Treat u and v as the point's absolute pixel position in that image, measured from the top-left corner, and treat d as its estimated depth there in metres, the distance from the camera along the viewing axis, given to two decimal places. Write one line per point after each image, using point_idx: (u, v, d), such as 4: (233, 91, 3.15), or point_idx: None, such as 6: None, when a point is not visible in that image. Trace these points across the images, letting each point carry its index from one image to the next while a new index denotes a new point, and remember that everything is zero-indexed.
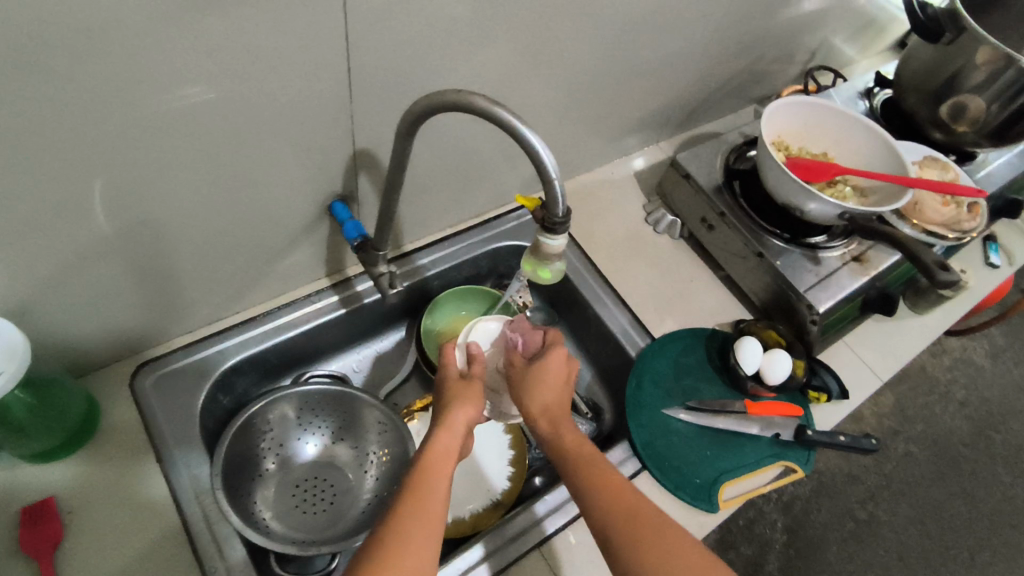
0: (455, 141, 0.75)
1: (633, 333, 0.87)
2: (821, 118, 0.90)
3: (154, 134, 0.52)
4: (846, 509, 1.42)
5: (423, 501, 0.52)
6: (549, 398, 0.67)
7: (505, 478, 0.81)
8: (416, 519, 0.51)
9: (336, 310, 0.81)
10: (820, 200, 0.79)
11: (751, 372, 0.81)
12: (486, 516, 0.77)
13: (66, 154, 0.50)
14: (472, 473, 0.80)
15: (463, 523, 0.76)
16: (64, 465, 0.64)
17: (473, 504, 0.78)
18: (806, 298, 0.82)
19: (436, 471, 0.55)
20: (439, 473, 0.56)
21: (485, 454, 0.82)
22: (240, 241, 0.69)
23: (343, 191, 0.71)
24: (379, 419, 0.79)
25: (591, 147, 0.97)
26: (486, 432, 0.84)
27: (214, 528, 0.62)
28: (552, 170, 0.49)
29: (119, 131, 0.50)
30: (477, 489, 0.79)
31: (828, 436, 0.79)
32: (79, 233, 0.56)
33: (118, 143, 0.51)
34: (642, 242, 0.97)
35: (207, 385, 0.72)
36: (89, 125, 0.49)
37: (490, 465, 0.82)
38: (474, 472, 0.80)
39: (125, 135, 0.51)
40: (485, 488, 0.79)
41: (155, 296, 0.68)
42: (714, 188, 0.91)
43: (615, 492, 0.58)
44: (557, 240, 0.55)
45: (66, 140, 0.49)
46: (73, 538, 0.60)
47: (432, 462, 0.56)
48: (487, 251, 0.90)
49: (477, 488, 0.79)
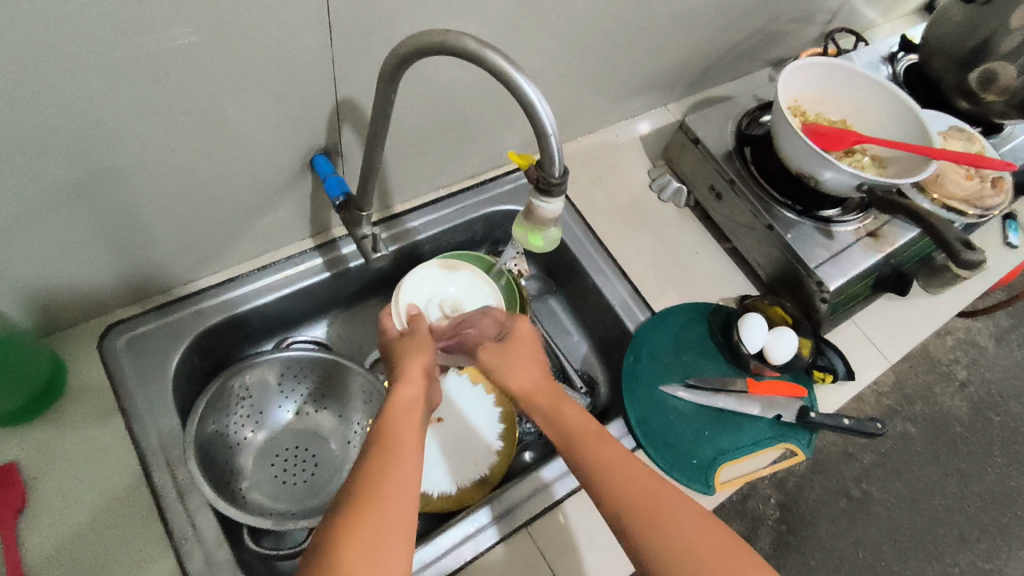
0: (447, 96, 0.70)
1: (632, 305, 0.83)
2: (840, 82, 0.84)
3: (114, 80, 0.47)
4: (840, 486, 1.41)
5: (394, 453, 0.47)
6: (520, 374, 0.63)
7: (494, 452, 0.78)
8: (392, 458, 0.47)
9: (320, 272, 0.77)
10: (837, 169, 0.74)
11: (753, 350, 0.77)
12: (473, 491, 0.74)
13: (13, 98, 0.44)
14: (462, 447, 0.77)
15: (451, 498, 0.73)
16: (29, 430, 0.61)
17: (461, 479, 0.75)
18: (817, 274, 0.78)
19: (403, 421, 0.51)
20: (411, 426, 0.51)
21: (473, 428, 0.79)
22: (216, 197, 0.64)
23: (326, 146, 0.66)
24: (365, 389, 0.76)
25: (594, 108, 0.91)
26: (479, 405, 0.81)
27: (184, 500, 0.60)
28: (549, 124, 0.44)
29: (73, 71, 0.45)
30: (466, 464, 0.76)
31: (831, 419, 0.75)
32: (34, 183, 0.51)
33: (72, 85, 0.46)
34: (644, 210, 0.93)
35: (181, 349, 0.68)
36: (38, 65, 0.43)
37: (482, 440, 0.78)
38: (464, 445, 0.77)
39: (80, 77, 0.46)
40: (475, 463, 0.77)
41: (124, 252, 0.63)
42: (724, 154, 0.86)
43: (650, 503, 0.50)
44: (554, 203, 0.50)
45: (11, 80, 0.43)
46: (36, 505, 0.57)
47: (397, 412, 0.52)
48: (482, 215, 0.86)
49: (467, 462, 0.76)
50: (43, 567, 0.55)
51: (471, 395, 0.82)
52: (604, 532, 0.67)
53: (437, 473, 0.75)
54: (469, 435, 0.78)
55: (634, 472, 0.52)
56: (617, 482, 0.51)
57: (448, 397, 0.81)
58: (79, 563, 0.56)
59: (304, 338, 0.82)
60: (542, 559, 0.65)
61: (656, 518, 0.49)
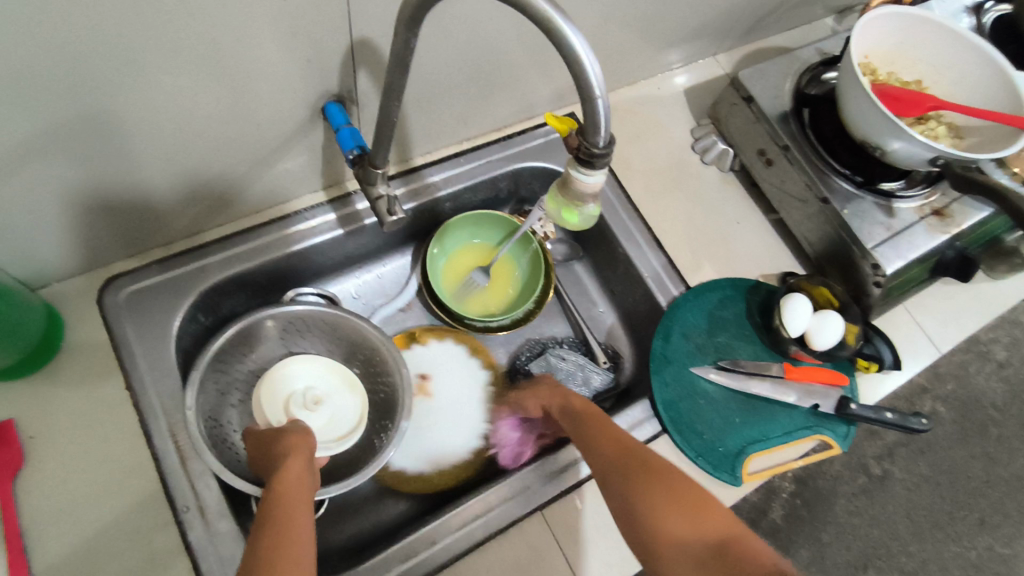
0: (476, 38, 0.62)
1: (665, 279, 0.77)
2: (922, 36, 0.74)
3: (109, 19, 0.42)
4: (861, 463, 1.15)
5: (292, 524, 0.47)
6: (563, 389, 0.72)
7: (475, 438, 0.76)
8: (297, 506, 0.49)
9: (334, 230, 0.72)
10: (910, 139, 0.65)
11: (795, 334, 0.71)
12: (448, 476, 0.73)
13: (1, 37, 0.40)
14: (452, 422, 0.76)
15: (438, 475, 0.73)
16: (31, 385, 0.59)
17: (448, 456, 0.74)
18: (872, 256, 0.71)
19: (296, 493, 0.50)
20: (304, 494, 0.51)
21: (462, 410, 0.77)
22: (217, 145, 0.59)
23: (339, 93, 0.60)
24: (368, 354, 0.72)
25: (636, 56, 0.82)
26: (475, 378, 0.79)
27: (186, 466, 0.58)
28: (597, 84, 0.38)
29: (62, 10, 0.40)
30: (455, 440, 0.75)
31: (872, 413, 0.70)
32: (15, 128, 0.46)
33: (62, 26, 0.41)
34: (684, 173, 0.85)
35: (185, 306, 0.64)
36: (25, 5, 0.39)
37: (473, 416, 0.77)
38: (455, 420, 0.76)
39: (66, 16, 0.40)
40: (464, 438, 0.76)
41: (123, 201, 0.59)
42: (779, 116, 0.78)
43: (637, 481, 0.56)
44: (595, 175, 0.44)
45: None
46: (37, 464, 0.56)
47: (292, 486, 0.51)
48: (508, 172, 0.79)
49: (455, 439, 0.75)
50: (48, 527, 0.55)
51: (468, 367, 0.79)
52: None
53: (418, 450, 0.74)
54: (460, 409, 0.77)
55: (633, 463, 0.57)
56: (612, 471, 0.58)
57: (445, 367, 0.79)
58: (83, 525, 0.55)
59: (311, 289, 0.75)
60: (556, 545, 0.63)
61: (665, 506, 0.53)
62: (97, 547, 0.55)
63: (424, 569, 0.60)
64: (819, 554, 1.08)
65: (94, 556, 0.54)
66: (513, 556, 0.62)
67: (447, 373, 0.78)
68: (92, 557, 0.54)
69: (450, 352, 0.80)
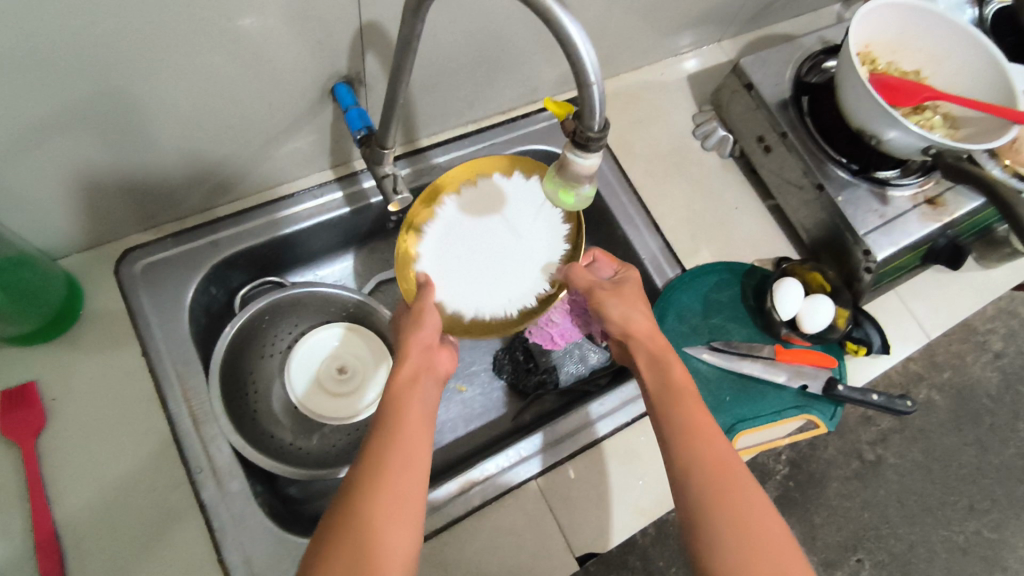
0: (482, 22, 0.64)
1: (663, 262, 0.79)
2: (923, 27, 0.75)
3: (128, 7, 0.44)
4: (855, 449, 1.16)
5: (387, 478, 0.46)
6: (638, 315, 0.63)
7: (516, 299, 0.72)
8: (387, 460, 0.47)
9: (341, 208, 0.74)
10: (904, 129, 0.67)
11: (786, 317, 0.73)
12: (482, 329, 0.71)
13: (29, 23, 0.42)
14: (493, 275, 0.72)
15: (451, 319, 0.70)
16: (51, 350, 0.62)
17: (477, 310, 0.71)
18: (864, 242, 0.72)
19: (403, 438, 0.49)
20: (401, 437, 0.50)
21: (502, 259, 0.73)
22: (228, 125, 0.61)
23: (348, 74, 0.62)
24: (356, 311, 0.77)
25: (640, 41, 0.83)
26: (549, 239, 0.74)
27: (200, 431, 0.62)
28: (591, 72, 0.40)
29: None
30: (491, 295, 0.71)
31: (860, 394, 0.73)
32: (35, 105, 0.49)
33: (85, 14, 0.44)
34: (685, 158, 0.87)
35: (198, 279, 0.67)
36: None
37: (521, 277, 0.72)
38: (497, 273, 0.72)
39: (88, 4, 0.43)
40: (505, 302, 0.72)
41: (139, 177, 0.62)
42: (778, 104, 0.79)
43: (730, 499, 0.48)
44: (591, 158, 0.46)
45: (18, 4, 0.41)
46: (56, 424, 0.60)
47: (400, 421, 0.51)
48: (511, 154, 0.81)
49: (488, 293, 0.71)
50: (70, 483, 0.58)
51: (546, 228, 0.74)
52: (615, 489, 0.67)
53: (468, 295, 0.71)
54: (512, 267, 0.73)
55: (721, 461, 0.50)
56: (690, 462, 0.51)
57: (511, 213, 0.74)
58: (100, 482, 0.59)
59: (265, 275, 0.76)
60: (549, 513, 0.66)
61: (733, 526, 0.47)
62: (114, 503, 0.58)
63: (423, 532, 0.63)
64: (810, 534, 1.10)
65: (109, 511, 0.58)
66: (508, 521, 0.65)
67: (515, 220, 0.74)
68: (107, 511, 0.58)
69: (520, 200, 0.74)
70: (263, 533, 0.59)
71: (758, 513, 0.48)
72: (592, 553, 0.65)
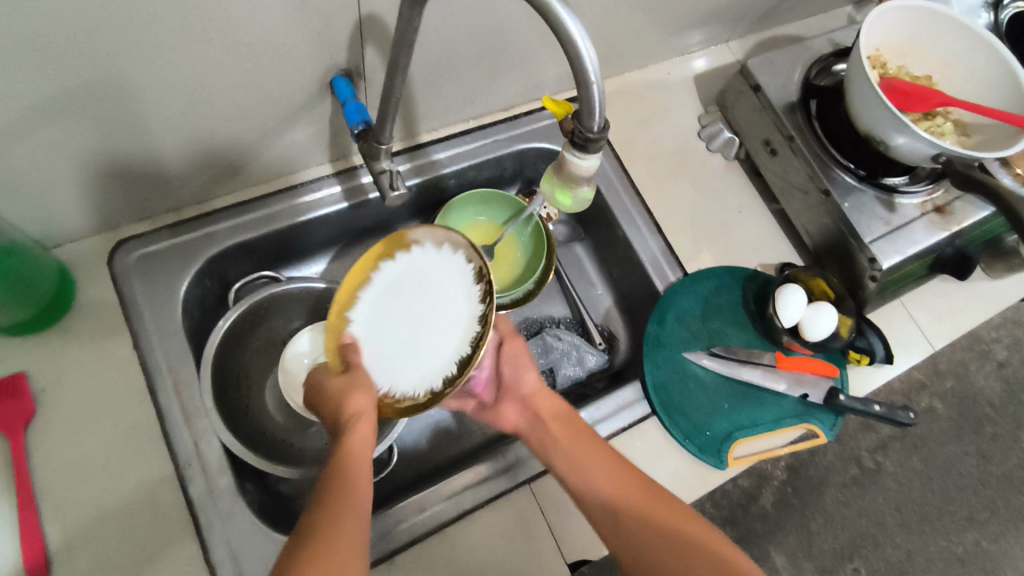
0: (485, 16, 0.62)
1: (663, 264, 0.78)
2: (934, 32, 0.74)
3: None
4: (853, 454, 1.14)
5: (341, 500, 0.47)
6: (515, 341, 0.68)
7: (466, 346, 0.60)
8: (342, 483, 0.49)
9: (338, 202, 0.73)
10: (913, 134, 0.65)
11: (789, 323, 0.72)
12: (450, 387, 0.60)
13: (21, 8, 0.41)
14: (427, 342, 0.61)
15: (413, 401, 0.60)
16: (41, 340, 0.62)
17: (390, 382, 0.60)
18: (870, 249, 0.71)
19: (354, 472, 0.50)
20: (361, 469, 0.51)
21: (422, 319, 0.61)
22: (227, 115, 0.60)
23: (348, 66, 0.61)
24: None
25: (647, 39, 0.82)
26: (457, 308, 0.61)
27: (190, 426, 0.61)
28: (591, 70, 0.39)
29: None
30: (436, 357, 0.61)
31: (860, 404, 0.72)
32: (29, 90, 0.48)
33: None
34: (688, 159, 0.86)
35: (192, 271, 0.66)
36: None
37: (442, 349, 0.60)
38: (407, 348, 0.61)
39: None
40: (421, 374, 0.61)
41: (132, 167, 0.61)
42: (786, 106, 0.78)
43: (648, 515, 0.56)
44: (589, 160, 0.45)
45: None
46: (43, 415, 0.59)
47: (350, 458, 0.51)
48: (513, 151, 0.80)
49: (406, 364, 0.61)
50: (58, 474, 0.58)
51: (427, 285, 0.62)
52: None
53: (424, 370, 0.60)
54: (426, 344, 0.61)
55: (618, 483, 0.58)
56: (617, 510, 0.57)
57: (400, 288, 0.62)
58: (87, 475, 0.58)
59: (259, 270, 0.75)
60: (542, 517, 0.65)
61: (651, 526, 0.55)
62: (100, 495, 0.58)
63: (412, 534, 0.62)
64: (807, 541, 1.07)
65: (97, 504, 0.57)
66: (500, 524, 0.64)
67: (430, 294, 0.61)
68: (95, 504, 0.57)
69: (438, 266, 0.62)
70: (251, 530, 0.58)
71: (665, 513, 0.56)
72: (584, 560, 0.64)
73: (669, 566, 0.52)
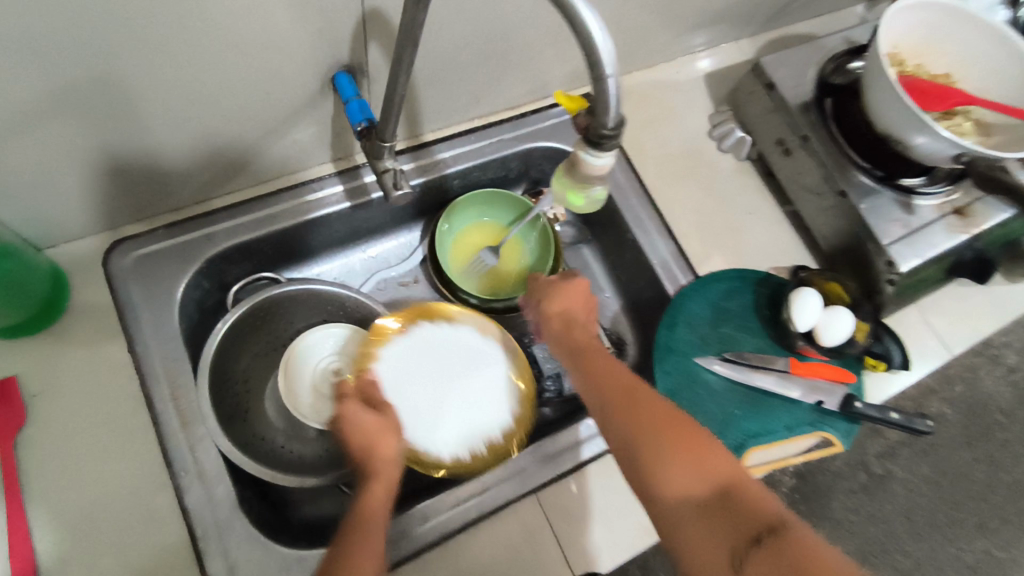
0: (492, 12, 0.60)
1: (674, 267, 0.76)
2: (955, 28, 0.72)
3: None
4: (862, 460, 1.12)
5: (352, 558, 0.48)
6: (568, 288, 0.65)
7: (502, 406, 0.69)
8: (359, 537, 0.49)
9: (341, 202, 0.71)
10: (934, 133, 0.63)
11: (804, 328, 0.69)
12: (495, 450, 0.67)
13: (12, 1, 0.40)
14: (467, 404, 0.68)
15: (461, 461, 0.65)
16: (34, 344, 0.60)
17: (423, 440, 0.65)
18: (887, 253, 0.69)
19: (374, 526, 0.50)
20: (376, 520, 0.51)
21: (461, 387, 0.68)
22: (226, 114, 0.58)
23: (350, 63, 0.59)
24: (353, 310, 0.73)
25: (657, 37, 0.80)
26: (489, 374, 0.70)
27: (186, 434, 0.59)
28: (608, 64, 0.37)
29: None
30: (479, 417, 0.68)
31: (876, 412, 0.69)
32: (20, 87, 0.46)
33: None
34: (698, 160, 0.84)
35: (189, 273, 0.65)
36: None
37: (483, 407, 0.68)
38: (449, 408, 0.67)
39: None
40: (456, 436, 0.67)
41: (129, 166, 0.59)
42: (800, 105, 0.76)
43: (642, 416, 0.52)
44: (603, 158, 0.43)
45: None
46: (35, 421, 0.57)
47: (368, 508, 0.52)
48: (520, 151, 0.78)
49: (446, 422, 0.66)
50: (49, 483, 0.56)
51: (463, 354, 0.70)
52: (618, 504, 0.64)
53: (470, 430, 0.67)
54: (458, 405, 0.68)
55: (623, 385, 0.55)
56: (614, 418, 0.53)
57: (438, 353, 0.69)
58: (79, 483, 0.56)
59: (260, 271, 0.73)
60: (549, 528, 0.63)
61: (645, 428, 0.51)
62: (93, 505, 0.56)
63: (416, 545, 0.60)
64: None
65: (90, 514, 0.55)
66: (505, 536, 0.62)
67: (465, 360, 0.70)
68: (88, 514, 0.55)
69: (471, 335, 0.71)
70: (249, 541, 0.56)
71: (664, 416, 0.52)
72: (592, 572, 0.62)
73: (653, 470, 0.49)
